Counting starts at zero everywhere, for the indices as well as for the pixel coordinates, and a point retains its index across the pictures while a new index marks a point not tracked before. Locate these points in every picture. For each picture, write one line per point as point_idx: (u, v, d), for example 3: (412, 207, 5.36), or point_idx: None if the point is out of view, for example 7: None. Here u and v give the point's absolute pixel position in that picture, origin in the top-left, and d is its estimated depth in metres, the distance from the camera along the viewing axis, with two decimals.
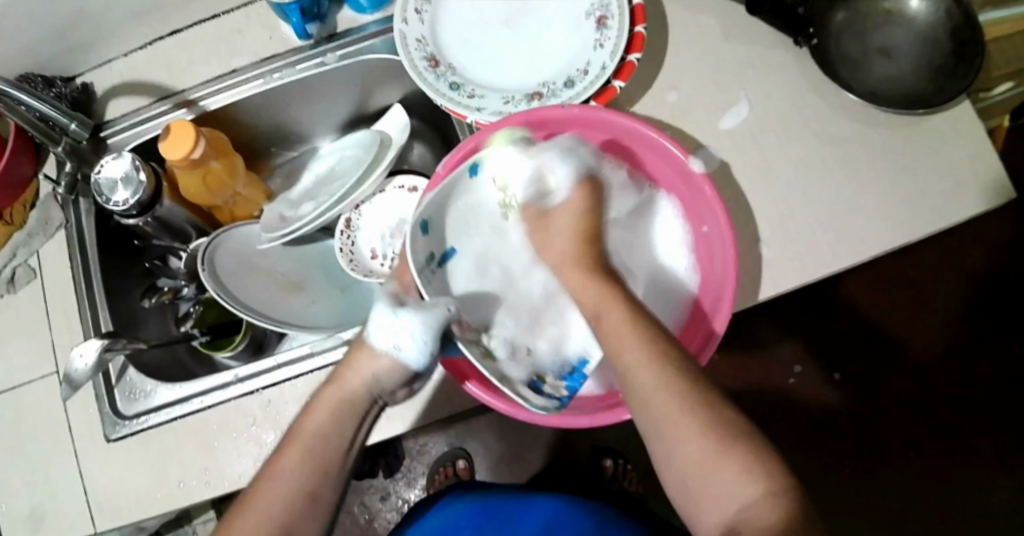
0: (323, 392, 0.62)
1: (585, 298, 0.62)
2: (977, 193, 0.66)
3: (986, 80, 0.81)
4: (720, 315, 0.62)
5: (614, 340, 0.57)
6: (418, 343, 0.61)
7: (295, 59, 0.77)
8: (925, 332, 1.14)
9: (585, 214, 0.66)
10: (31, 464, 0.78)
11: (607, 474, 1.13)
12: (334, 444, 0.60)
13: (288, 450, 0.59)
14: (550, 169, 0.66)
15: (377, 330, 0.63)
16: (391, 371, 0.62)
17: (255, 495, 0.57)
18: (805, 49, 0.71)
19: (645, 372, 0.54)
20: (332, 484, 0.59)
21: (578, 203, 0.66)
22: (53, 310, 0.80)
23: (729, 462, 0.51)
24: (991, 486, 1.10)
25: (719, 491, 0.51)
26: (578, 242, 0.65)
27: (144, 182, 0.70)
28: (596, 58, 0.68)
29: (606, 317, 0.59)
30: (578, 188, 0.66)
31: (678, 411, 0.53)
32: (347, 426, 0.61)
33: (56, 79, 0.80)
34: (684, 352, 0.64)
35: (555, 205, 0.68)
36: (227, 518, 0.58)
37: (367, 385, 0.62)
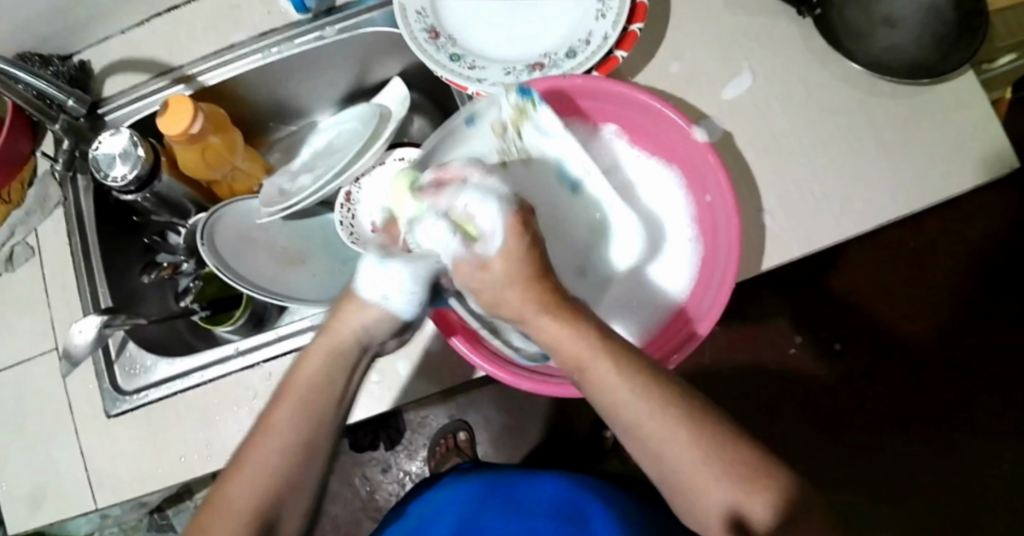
0: (315, 340, 0.60)
1: (564, 350, 0.53)
2: (982, 161, 0.66)
3: (991, 51, 0.80)
4: (724, 279, 0.61)
5: (600, 387, 0.52)
6: (407, 295, 0.59)
7: (293, 33, 0.76)
8: (926, 306, 1.14)
9: (525, 259, 0.54)
10: (31, 441, 0.78)
11: (607, 445, 1.13)
12: (328, 397, 0.58)
13: (280, 403, 0.57)
14: (473, 208, 0.56)
15: (366, 282, 0.60)
16: (380, 320, 0.60)
17: (248, 452, 0.56)
18: (808, 19, 0.71)
19: (624, 396, 0.51)
20: (326, 435, 0.57)
21: (516, 240, 0.54)
22: (53, 289, 0.80)
23: (730, 480, 0.50)
24: (988, 458, 1.11)
25: (731, 511, 0.50)
26: (520, 287, 0.54)
27: (142, 157, 0.70)
28: (599, 28, 0.67)
29: (591, 367, 0.52)
30: (569, 153, 0.67)
31: (664, 429, 0.51)
32: (339, 376, 0.59)
33: (53, 58, 0.79)
34: (685, 322, 0.64)
35: (489, 257, 0.54)
36: (222, 474, 0.56)
37: (359, 334, 0.60)
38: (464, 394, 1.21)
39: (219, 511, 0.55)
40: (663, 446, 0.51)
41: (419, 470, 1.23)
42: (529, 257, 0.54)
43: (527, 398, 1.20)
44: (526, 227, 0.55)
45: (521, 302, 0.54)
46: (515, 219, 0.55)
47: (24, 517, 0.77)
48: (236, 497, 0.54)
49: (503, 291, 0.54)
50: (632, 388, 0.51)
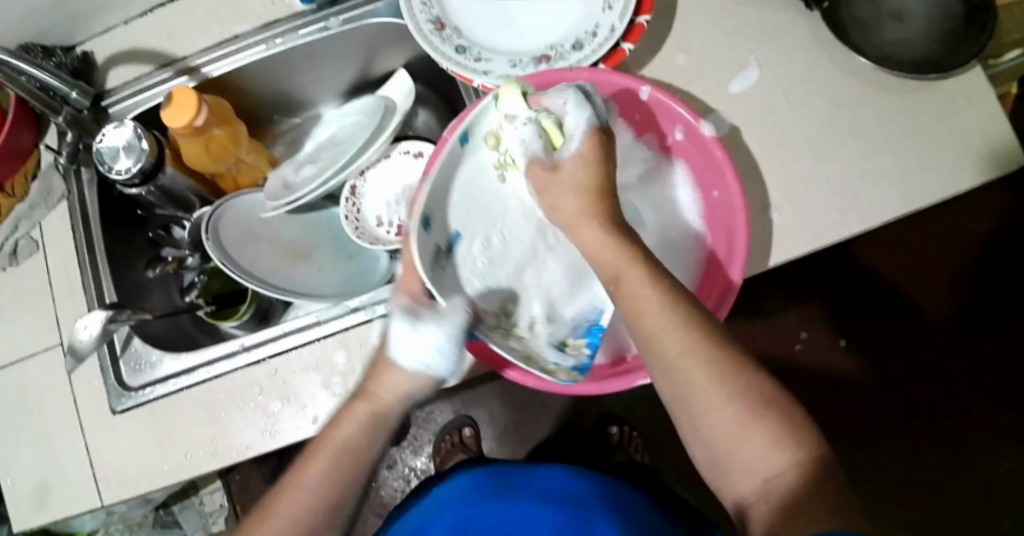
0: (356, 403, 0.60)
1: (605, 260, 0.57)
2: (993, 155, 0.66)
3: (997, 47, 0.80)
4: (735, 263, 0.62)
5: (636, 300, 0.54)
6: (443, 356, 0.58)
7: (298, 24, 0.75)
8: (931, 302, 1.14)
9: (598, 165, 0.59)
10: (35, 436, 0.78)
11: (612, 441, 1.12)
12: (362, 456, 0.59)
13: (314, 460, 0.58)
14: (412, 336, 0.58)
15: (400, 346, 0.59)
16: (420, 385, 0.59)
17: (275, 504, 0.57)
18: (815, 12, 0.70)
19: (666, 333, 0.52)
20: (353, 490, 0.58)
21: (589, 150, 0.58)
22: (57, 284, 0.80)
23: (759, 432, 0.49)
24: (996, 455, 1.10)
25: (749, 455, 0.49)
26: (588, 195, 0.59)
27: (146, 149, 0.70)
28: (605, 20, 0.67)
29: (627, 278, 0.55)
30: (589, 135, 0.58)
31: (696, 372, 0.51)
32: (375, 441, 0.59)
33: (56, 49, 0.79)
34: (711, 290, 0.64)
35: (562, 161, 0.59)
36: (253, 517, 0.58)
37: (399, 399, 0.60)
38: (468, 390, 1.20)
39: None
40: (696, 393, 0.51)
41: (424, 466, 1.23)
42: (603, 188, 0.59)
43: (531, 394, 1.20)
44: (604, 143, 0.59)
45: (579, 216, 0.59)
46: (592, 137, 0.58)
47: (28, 512, 0.77)
48: None
49: (559, 195, 0.60)
50: (674, 318, 0.52)
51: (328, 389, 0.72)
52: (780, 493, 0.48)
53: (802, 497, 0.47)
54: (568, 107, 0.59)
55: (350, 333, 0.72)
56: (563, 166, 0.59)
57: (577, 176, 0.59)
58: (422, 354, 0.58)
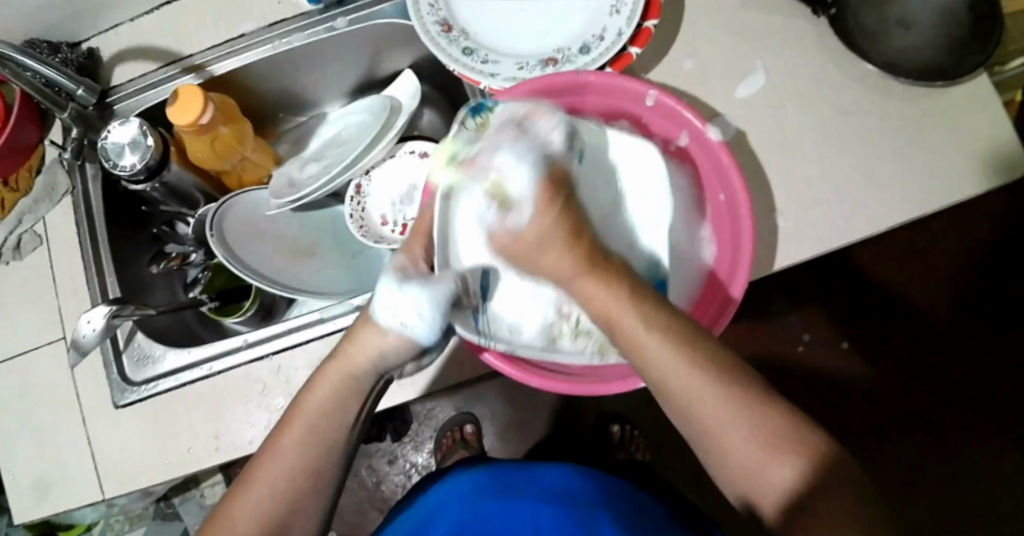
0: (329, 365, 0.61)
1: (593, 306, 0.56)
2: (998, 164, 0.66)
3: (1003, 54, 0.80)
4: (738, 279, 0.62)
5: (624, 330, 0.54)
6: (426, 320, 0.61)
7: (304, 24, 0.75)
8: (930, 305, 1.14)
9: (559, 223, 0.56)
10: (39, 431, 0.78)
11: (614, 439, 1.13)
12: (340, 425, 0.59)
13: (289, 429, 0.58)
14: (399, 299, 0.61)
15: (382, 306, 0.61)
16: (402, 347, 0.62)
17: (255, 471, 0.57)
18: (823, 18, 0.70)
19: (658, 352, 0.53)
20: (337, 460, 0.59)
21: (545, 213, 0.57)
22: (61, 279, 0.80)
23: (769, 449, 0.50)
24: (992, 458, 1.11)
25: (756, 461, 0.51)
26: (558, 247, 0.56)
27: (152, 146, 0.70)
28: (612, 24, 0.67)
29: (613, 314, 0.54)
30: (542, 186, 0.57)
31: (693, 385, 0.52)
32: (353, 405, 0.60)
33: (61, 45, 0.79)
34: (712, 302, 0.63)
35: (521, 227, 0.57)
36: (232, 489, 0.58)
37: (373, 362, 0.61)
38: (470, 387, 1.21)
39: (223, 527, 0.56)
40: (706, 418, 0.52)
41: (425, 462, 1.23)
42: (574, 234, 0.56)
43: (532, 392, 1.21)
44: (558, 198, 0.57)
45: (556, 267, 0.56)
46: (544, 188, 0.57)
47: (32, 506, 0.78)
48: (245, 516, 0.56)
49: (543, 253, 0.57)
50: (673, 353, 0.52)
51: None
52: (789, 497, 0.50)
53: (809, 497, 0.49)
54: (511, 168, 0.58)
55: None
56: (523, 236, 0.57)
57: (539, 235, 0.56)
58: (410, 318, 0.61)
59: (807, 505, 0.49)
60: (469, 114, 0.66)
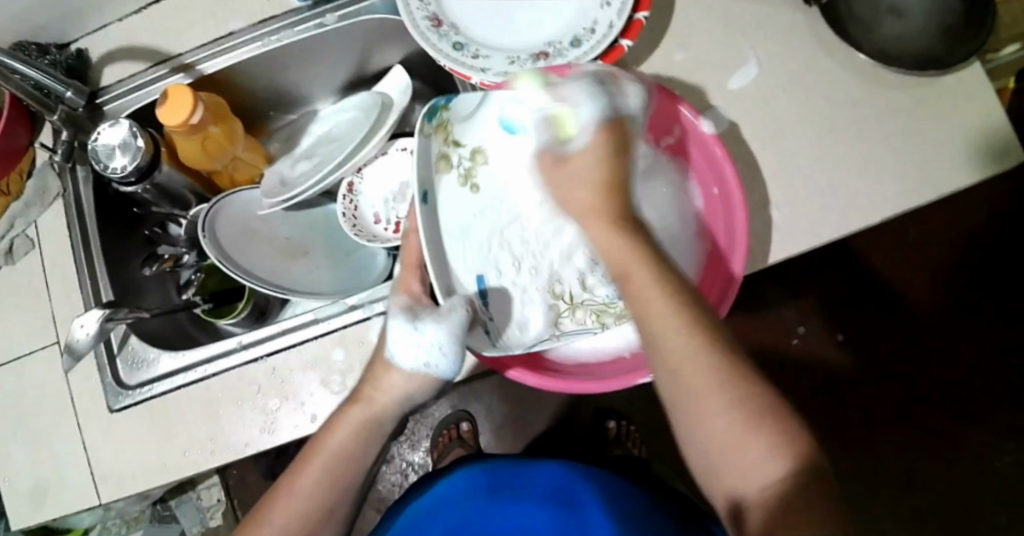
0: (350, 408, 0.61)
1: (611, 256, 0.59)
2: (993, 152, 0.65)
3: (996, 42, 0.79)
4: (737, 256, 0.62)
5: (642, 303, 0.55)
6: (444, 356, 0.60)
7: (293, 21, 0.75)
8: (927, 296, 1.14)
9: (608, 159, 0.61)
10: (33, 435, 0.78)
11: (611, 435, 1.13)
12: (356, 464, 0.59)
13: (307, 467, 0.59)
14: (414, 337, 0.60)
15: (400, 348, 0.61)
16: (421, 386, 0.61)
17: (271, 506, 0.59)
18: (814, 8, 0.70)
19: (670, 336, 0.53)
20: (349, 498, 0.59)
21: (598, 146, 0.61)
22: (53, 283, 0.79)
23: (756, 439, 0.49)
24: (991, 448, 1.11)
25: (745, 461, 0.49)
26: (597, 190, 0.61)
27: (141, 148, 0.69)
28: (603, 17, 0.66)
29: (636, 277, 0.56)
30: (603, 128, 0.61)
31: (696, 369, 0.51)
32: (371, 448, 0.60)
33: (50, 46, 0.78)
34: (716, 275, 0.63)
35: (571, 154, 0.62)
36: (251, 517, 0.59)
37: (395, 402, 0.61)
38: (466, 385, 1.20)
39: None
40: (699, 404, 0.51)
41: (422, 460, 1.23)
42: (613, 180, 0.61)
43: (529, 390, 1.20)
44: (615, 134, 0.61)
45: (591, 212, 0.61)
46: (603, 132, 0.61)
47: (27, 511, 0.77)
48: None
49: (578, 188, 0.62)
50: (677, 321, 0.53)
51: (326, 387, 0.72)
52: (772, 499, 0.47)
53: (790, 506, 0.46)
54: (576, 102, 0.61)
55: (348, 331, 0.72)
56: (570, 160, 0.63)
57: (587, 168, 0.61)
58: (424, 351, 0.60)
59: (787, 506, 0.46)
60: (426, 119, 0.64)
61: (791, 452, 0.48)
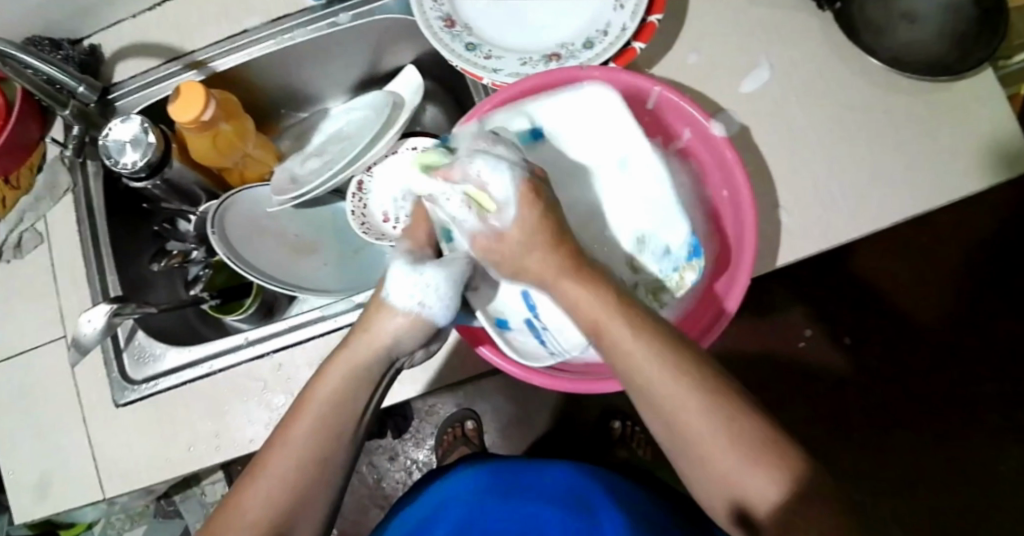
0: (339, 354, 0.59)
1: (580, 312, 0.55)
2: (1004, 160, 0.65)
3: (1008, 48, 0.79)
4: (732, 295, 0.62)
5: (622, 351, 0.53)
6: (441, 297, 0.60)
7: (306, 19, 0.75)
8: (933, 302, 1.14)
9: (541, 221, 0.56)
10: (40, 429, 0.78)
11: (615, 435, 1.15)
12: (349, 411, 0.57)
13: (298, 417, 0.56)
14: (414, 282, 0.60)
15: (396, 287, 0.60)
16: (412, 328, 0.60)
17: (265, 461, 0.55)
18: (827, 12, 0.70)
19: (656, 380, 0.51)
20: (345, 447, 0.57)
21: (529, 208, 0.57)
22: (62, 277, 0.79)
23: (755, 465, 0.50)
24: (996, 455, 1.11)
25: (746, 484, 0.50)
26: (540, 244, 0.56)
27: (152, 144, 0.69)
28: (616, 19, 0.66)
29: (610, 330, 0.53)
30: (522, 190, 0.57)
31: (687, 407, 0.51)
32: (361, 392, 0.58)
33: (63, 41, 0.78)
34: (705, 312, 0.64)
35: (504, 228, 0.57)
36: (242, 477, 0.56)
37: (385, 346, 0.60)
38: (471, 384, 1.20)
39: (232, 513, 0.54)
40: (693, 434, 0.51)
41: (425, 459, 1.23)
42: (554, 231, 0.57)
43: (534, 390, 1.20)
44: (539, 203, 0.57)
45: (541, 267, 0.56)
46: (528, 188, 0.57)
47: (33, 504, 0.77)
48: (253, 500, 0.54)
49: (526, 257, 0.57)
50: (661, 371, 0.51)
51: None
52: (775, 520, 0.49)
53: (796, 525, 0.48)
54: (484, 172, 0.58)
55: None
56: (507, 233, 0.57)
57: (523, 232, 0.57)
58: (419, 296, 0.60)
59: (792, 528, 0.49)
60: (438, 149, 0.64)
61: (789, 471, 0.50)
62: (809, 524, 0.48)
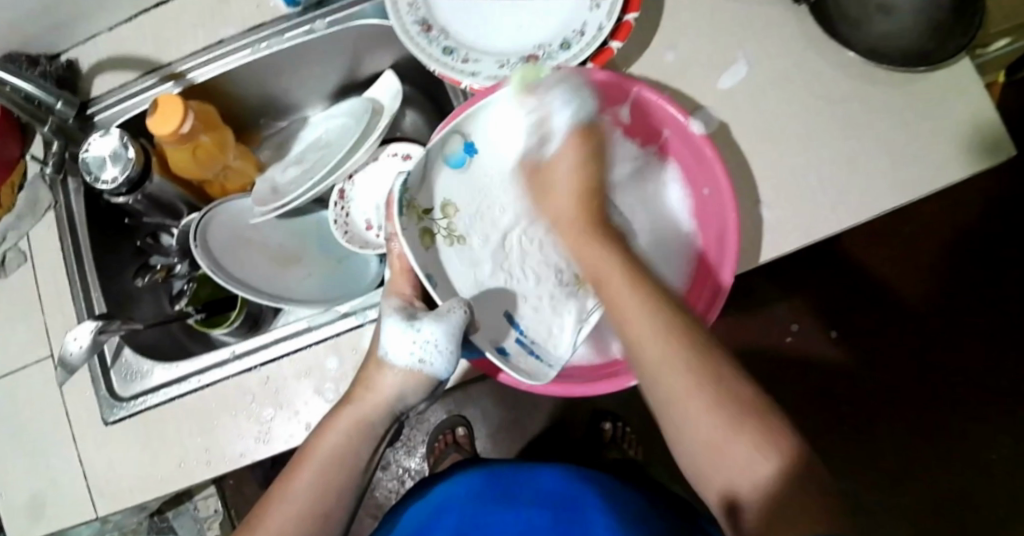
0: (341, 409, 0.62)
1: (587, 263, 0.63)
2: (982, 147, 0.65)
3: (983, 37, 0.79)
4: (725, 266, 0.61)
5: (620, 308, 0.57)
6: (441, 353, 0.60)
7: (283, 29, 0.75)
8: (921, 293, 1.14)
9: (579, 169, 0.66)
10: (27, 448, 0.77)
11: (606, 437, 1.13)
12: (349, 466, 0.60)
13: (298, 471, 0.59)
14: (414, 337, 0.61)
15: (394, 346, 0.62)
16: (414, 382, 0.62)
17: (265, 514, 0.58)
18: (802, 6, 0.70)
19: (649, 342, 0.55)
20: (344, 504, 0.59)
21: (573, 150, 0.66)
22: (46, 296, 0.79)
23: (739, 439, 0.51)
24: (990, 445, 1.10)
25: (732, 457, 0.51)
26: (578, 204, 0.66)
27: (132, 159, 0.69)
28: (592, 19, 0.66)
29: (609, 284, 0.59)
30: (574, 133, 0.66)
31: (679, 371, 0.53)
32: (362, 448, 0.61)
33: (40, 57, 0.78)
34: (704, 288, 0.64)
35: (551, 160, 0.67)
36: (242, 527, 0.59)
37: (389, 402, 0.62)
38: (462, 389, 1.20)
39: None
40: (681, 400, 0.53)
41: (419, 466, 1.22)
42: (591, 190, 0.66)
43: (526, 393, 1.20)
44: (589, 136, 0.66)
45: (571, 225, 0.65)
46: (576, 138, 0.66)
47: (21, 524, 0.77)
48: None
49: (552, 200, 0.67)
50: (655, 327, 0.55)
51: (321, 395, 0.71)
52: (764, 495, 0.49)
53: (781, 502, 0.48)
54: (553, 108, 0.65)
55: (342, 337, 0.72)
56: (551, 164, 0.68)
57: (566, 168, 0.66)
58: (419, 346, 0.61)
59: (772, 501, 0.49)
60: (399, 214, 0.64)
61: (777, 448, 0.50)
62: (796, 498, 0.48)
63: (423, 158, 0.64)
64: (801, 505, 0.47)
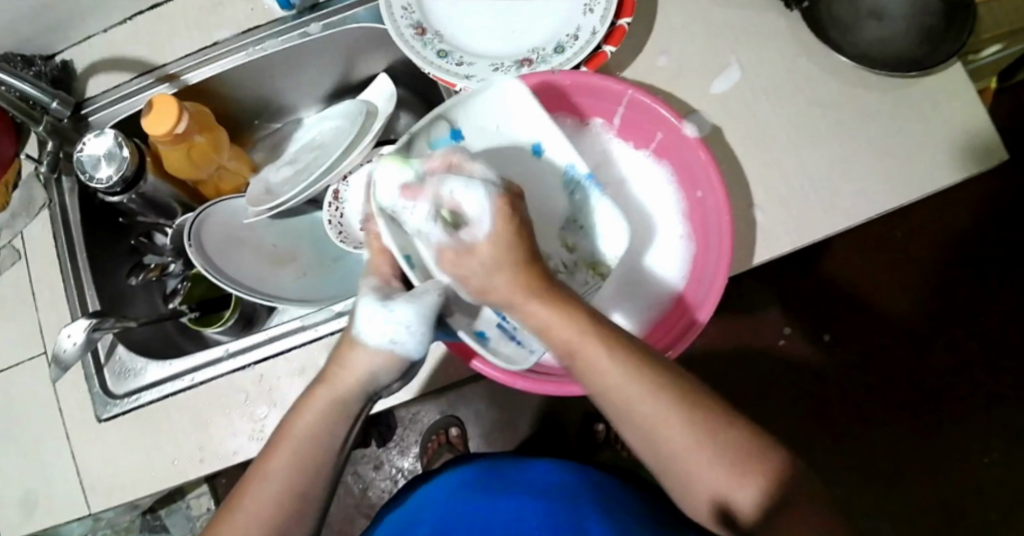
0: (317, 388, 0.60)
1: (568, 290, 0.60)
2: (972, 153, 0.66)
3: (975, 44, 0.79)
4: (717, 269, 0.62)
5: (591, 371, 0.54)
6: (413, 334, 0.58)
7: (278, 31, 0.75)
8: (912, 296, 1.15)
9: (561, 165, 0.65)
10: (21, 447, 0.77)
11: (599, 438, 1.13)
12: (326, 448, 0.59)
13: (278, 449, 0.58)
14: (388, 317, 0.58)
15: (366, 325, 0.59)
16: (388, 364, 0.59)
17: (246, 490, 0.58)
18: (795, 12, 0.70)
19: (624, 391, 0.54)
20: (320, 485, 0.59)
21: (560, 146, 0.66)
22: (40, 294, 0.79)
23: (730, 473, 0.53)
24: (980, 446, 1.11)
25: (721, 488, 0.53)
26: (553, 193, 0.65)
27: (127, 157, 0.69)
28: (586, 23, 0.67)
29: (583, 351, 0.54)
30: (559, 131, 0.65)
31: (662, 417, 0.53)
32: (339, 427, 0.59)
33: (35, 57, 0.79)
34: (682, 316, 0.64)
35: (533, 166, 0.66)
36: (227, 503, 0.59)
37: (364, 380, 0.60)
38: (454, 389, 1.20)
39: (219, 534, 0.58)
40: (665, 441, 0.53)
41: (411, 466, 1.23)
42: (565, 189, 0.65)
43: (519, 392, 1.20)
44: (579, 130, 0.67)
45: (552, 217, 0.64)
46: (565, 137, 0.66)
47: (16, 522, 0.77)
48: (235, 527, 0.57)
49: (541, 211, 0.65)
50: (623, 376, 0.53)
51: None
52: (754, 517, 0.53)
53: (770, 517, 0.52)
54: (531, 118, 0.65)
55: (335, 338, 0.72)
56: (532, 169, 0.66)
57: (546, 178, 0.65)
58: (392, 326, 0.58)
59: (767, 523, 0.52)
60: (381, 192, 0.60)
61: (761, 473, 0.53)
62: (777, 510, 0.52)
63: (406, 140, 0.62)
64: (791, 520, 0.52)
